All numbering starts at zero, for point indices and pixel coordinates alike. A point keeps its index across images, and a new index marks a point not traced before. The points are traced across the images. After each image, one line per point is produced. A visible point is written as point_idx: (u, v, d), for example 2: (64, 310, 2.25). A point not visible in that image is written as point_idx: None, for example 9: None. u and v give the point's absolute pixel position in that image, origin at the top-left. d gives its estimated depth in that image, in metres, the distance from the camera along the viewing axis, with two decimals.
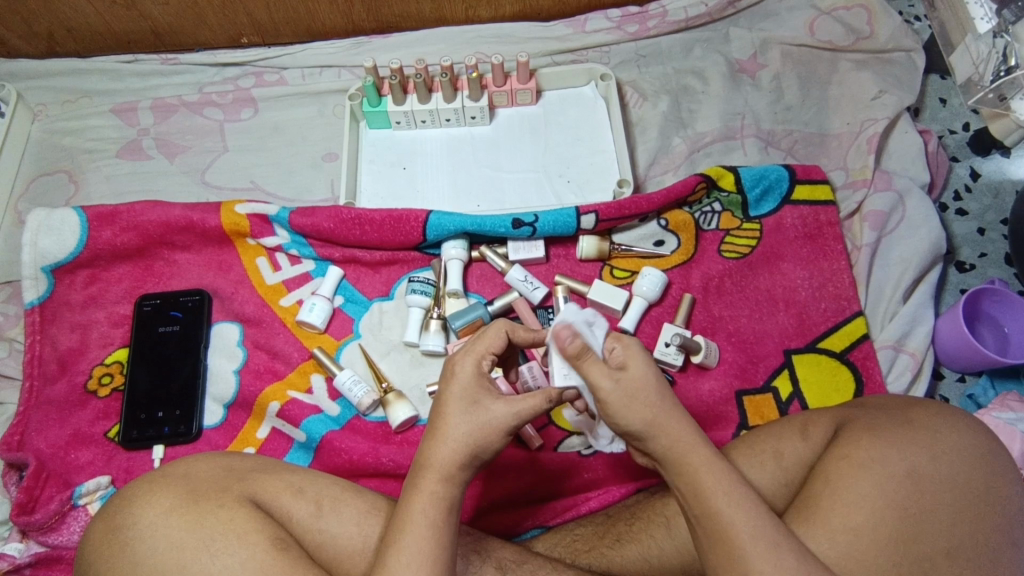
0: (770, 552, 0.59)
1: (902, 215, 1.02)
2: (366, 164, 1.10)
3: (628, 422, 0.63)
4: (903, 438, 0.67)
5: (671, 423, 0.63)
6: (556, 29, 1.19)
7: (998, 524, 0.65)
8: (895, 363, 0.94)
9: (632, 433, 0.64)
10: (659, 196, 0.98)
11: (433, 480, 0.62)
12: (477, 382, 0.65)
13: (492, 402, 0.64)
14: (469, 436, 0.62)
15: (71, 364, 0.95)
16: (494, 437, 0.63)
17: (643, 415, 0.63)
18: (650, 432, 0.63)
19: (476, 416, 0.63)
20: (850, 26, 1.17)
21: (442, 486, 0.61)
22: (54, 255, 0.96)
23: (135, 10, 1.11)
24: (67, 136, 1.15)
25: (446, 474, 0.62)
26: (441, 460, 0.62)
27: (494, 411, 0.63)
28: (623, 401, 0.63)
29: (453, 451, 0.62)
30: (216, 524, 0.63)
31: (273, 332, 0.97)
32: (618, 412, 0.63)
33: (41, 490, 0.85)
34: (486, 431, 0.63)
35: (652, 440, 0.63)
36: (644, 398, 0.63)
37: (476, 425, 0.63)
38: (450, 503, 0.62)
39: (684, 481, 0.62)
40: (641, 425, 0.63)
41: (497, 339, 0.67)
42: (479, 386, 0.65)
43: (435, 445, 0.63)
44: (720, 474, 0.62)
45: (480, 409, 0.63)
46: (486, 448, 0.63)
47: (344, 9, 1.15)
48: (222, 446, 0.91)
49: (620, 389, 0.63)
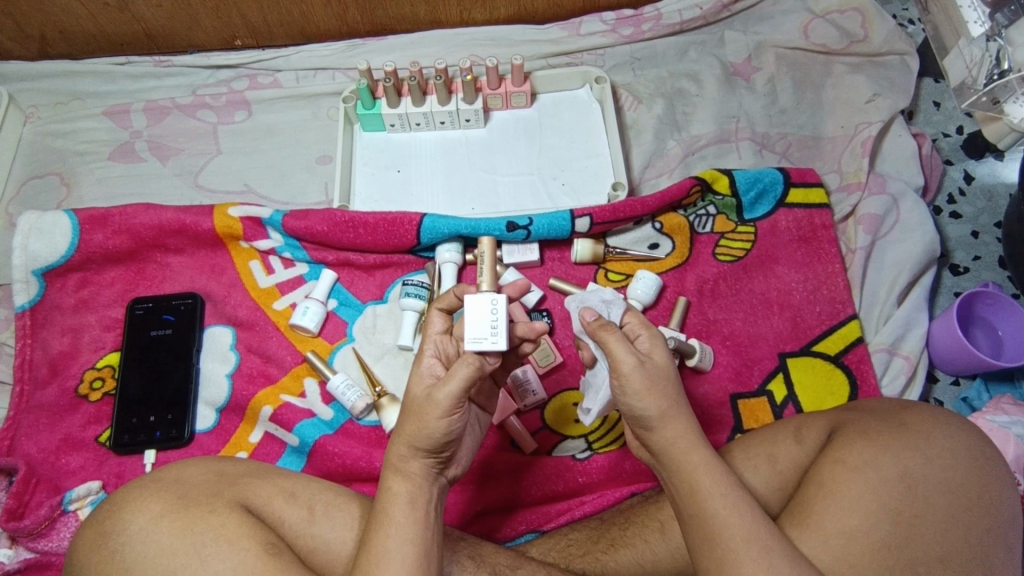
0: (761, 556, 0.59)
1: (895, 218, 1.02)
2: (360, 167, 1.10)
3: (644, 407, 0.62)
4: (898, 441, 0.67)
5: (678, 416, 0.63)
6: (551, 32, 1.19)
7: (991, 529, 0.65)
8: (889, 367, 0.94)
9: (639, 420, 0.64)
10: (654, 199, 0.98)
11: (392, 478, 0.62)
12: (416, 369, 0.65)
13: (416, 385, 0.64)
14: (406, 426, 0.62)
15: (62, 368, 0.94)
16: (424, 423, 0.61)
17: (659, 404, 0.62)
18: (661, 421, 0.63)
19: (413, 404, 0.63)
20: (844, 30, 1.18)
21: (395, 482, 0.62)
22: (45, 258, 0.95)
23: (128, 12, 1.10)
24: (59, 138, 1.14)
25: (395, 469, 0.62)
26: (395, 457, 0.63)
27: (417, 395, 0.63)
28: (644, 385, 0.62)
29: (400, 446, 0.62)
30: (207, 530, 0.62)
31: (266, 336, 0.96)
32: (635, 396, 0.62)
33: (31, 495, 0.85)
34: (416, 417, 0.62)
35: (658, 432, 0.63)
36: (662, 385, 0.62)
37: (412, 413, 0.63)
38: (409, 496, 0.61)
39: (681, 479, 0.62)
40: (655, 413, 0.62)
41: (436, 321, 0.68)
42: (416, 373, 0.65)
43: (393, 442, 0.64)
44: (719, 476, 0.61)
45: (410, 398, 0.64)
46: (419, 435, 0.61)
47: (338, 11, 1.14)
48: (214, 451, 0.90)
49: (644, 371, 0.62)
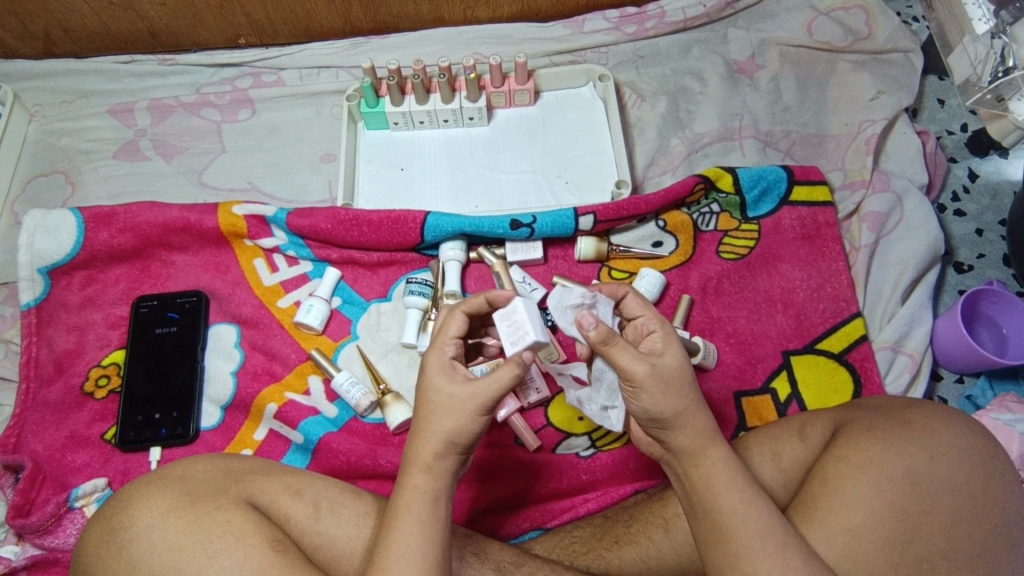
0: (776, 551, 0.59)
1: (899, 216, 1.02)
2: (363, 165, 1.10)
3: (660, 409, 0.61)
4: (904, 438, 0.67)
5: (696, 414, 0.63)
6: (554, 30, 1.19)
7: (997, 526, 0.65)
8: (893, 364, 0.94)
9: (656, 420, 0.63)
10: (657, 197, 0.98)
11: (416, 475, 0.61)
12: (441, 369, 0.63)
13: (454, 386, 0.62)
14: (443, 424, 0.61)
15: (67, 366, 0.95)
16: (468, 421, 0.61)
17: (675, 404, 0.62)
18: (678, 420, 0.62)
19: (446, 402, 0.61)
20: (848, 27, 1.17)
21: (425, 480, 0.61)
22: (50, 257, 0.96)
23: (132, 11, 1.11)
24: (64, 137, 1.14)
25: (427, 467, 0.61)
26: (423, 455, 0.62)
27: (457, 393, 0.61)
28: (659, 388, 0.61)
29: (432, 444, 0.62)
30: (213, 527, 0.63)
31: (270, 334, 0.96)
32: (651, 398, 0.61)
33: (38, 493, 0.85)
34: (457, 416, 0.61)
35: (673, 430, 0.63)
36: (678, 386, 0.61)
37: (448, 412, 0.61)
38: (435, 495, 0.61)
39: (698, 475, 0.62)
40: (671, 413, 0.62)
41: (456, 324, 0.66)
42: (445, 373, 0.63)
43: (416, 439, 0.62)
44: (735, 471, 0.62)
45: (449, 398, 0.61)
46: (461, 433, 0.61)
47: (342, 9, 1.14)
48: (219, 448, 0.90)
49: (657, 375, 0.61)
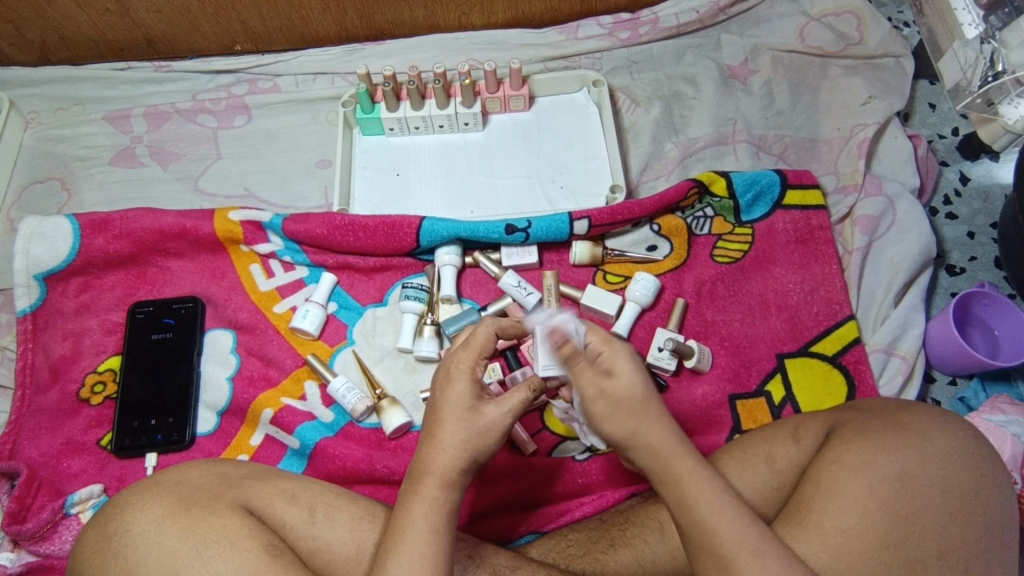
0: (754, 559, 0.59)
1: (892, 219, 1.02)
2: (359, 171, 1.10)
3: (611, 431, 0.64)
4: (895, 441, 0.68)
5: (654, 431, 0.64)
6: (549, 36, 1.20)
7: (987, 526, 0.65)
8: (887, 367, 0.95)
9: (617, 442, 0.66)
10: (651, 201, 0.98)
11: (433, 486, 0.62)
12: (472, 390, 0.65)
13: (485, 406, 0.65)
14: (468, 442, 0.63)
15: (63, 372, 0.95)
16: (493, 440, 0.64)
17: (624, 425, 0.64)
18: (632, 441, 0.64)
19: (472, 421, 0.64)
20: (839, 32, 1.18)
21: (442, 492, 0.62)
22: (47, 263, 0.96)
23: (128, 18, 1.11)
24: (60, 143, 1.15)
25: (445, 481, 0.62)
26: (441, 465, 0.63)
27: (489, 415, 0.64)
28: (607, 410, 0.64)
29: (450, 457, 0.63)
30: (209, 532, 0.63)
31: (266, 339, 0.96)
32: (602, 420, 0.65)
33: (33, 499, 0.84)
34: (484, 434, 0.64)
35: (634, 450, 0.65)
36: (627, 409, 0.64)
37: (474, 430, 0.64)
38: (443, 505, 0.62)
39: (668, 492, 0.63)
40: (623, 434, 0.64)
41: (486, 342, 0.67)
42: (475, 394, 0.65)
43: (432, 451, 0.63)
44: (706, 483, 0.62)
45: (479, 419, 0.64)
46: (483, 450, 0.64)
47: (337, 16, 1.15)
48: (215, 454, 0.91)
49: (605, 398, 0.64)
